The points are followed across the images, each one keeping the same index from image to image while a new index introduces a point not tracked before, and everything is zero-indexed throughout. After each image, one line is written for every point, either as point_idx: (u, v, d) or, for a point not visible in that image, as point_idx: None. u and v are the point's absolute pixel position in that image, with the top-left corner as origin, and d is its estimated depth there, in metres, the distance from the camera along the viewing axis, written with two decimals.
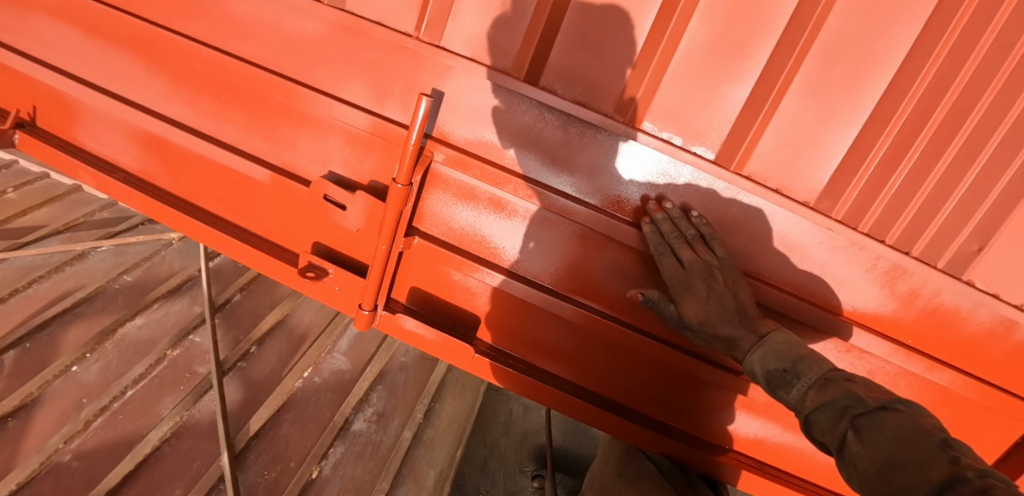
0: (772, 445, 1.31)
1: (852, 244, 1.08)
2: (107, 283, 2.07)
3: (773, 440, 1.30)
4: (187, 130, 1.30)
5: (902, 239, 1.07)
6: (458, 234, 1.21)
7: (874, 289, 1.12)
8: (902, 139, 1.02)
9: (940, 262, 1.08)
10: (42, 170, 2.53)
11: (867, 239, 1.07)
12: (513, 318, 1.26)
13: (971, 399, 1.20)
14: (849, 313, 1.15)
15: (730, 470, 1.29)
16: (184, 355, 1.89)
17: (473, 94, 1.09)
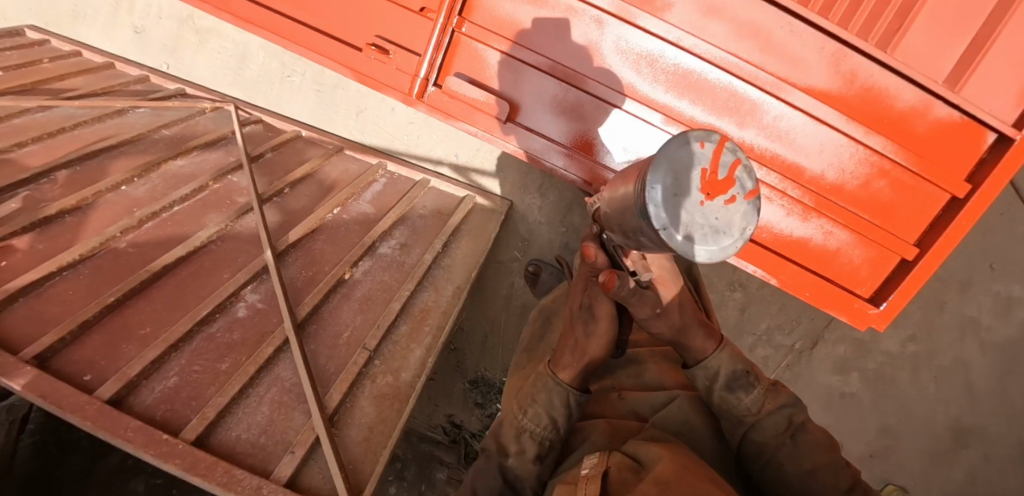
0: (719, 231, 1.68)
1: (804, 28, 1.42)
2: (148, 132, 2.24)
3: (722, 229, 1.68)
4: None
5: (842, 17, 1.43)
6: (496, 20, 1.51)
7: (821, 68, 1.46)
8: None
9: (873, 38, 1.43)
10: (75, 49, 2.66)
11: (815, 19, 1.39)
12: (536, 98, 1.56)
13: (907, 170, 1.53)
14: (807, 90, 1.48)
15: None
16: (224, 188, 2.08)
17: None
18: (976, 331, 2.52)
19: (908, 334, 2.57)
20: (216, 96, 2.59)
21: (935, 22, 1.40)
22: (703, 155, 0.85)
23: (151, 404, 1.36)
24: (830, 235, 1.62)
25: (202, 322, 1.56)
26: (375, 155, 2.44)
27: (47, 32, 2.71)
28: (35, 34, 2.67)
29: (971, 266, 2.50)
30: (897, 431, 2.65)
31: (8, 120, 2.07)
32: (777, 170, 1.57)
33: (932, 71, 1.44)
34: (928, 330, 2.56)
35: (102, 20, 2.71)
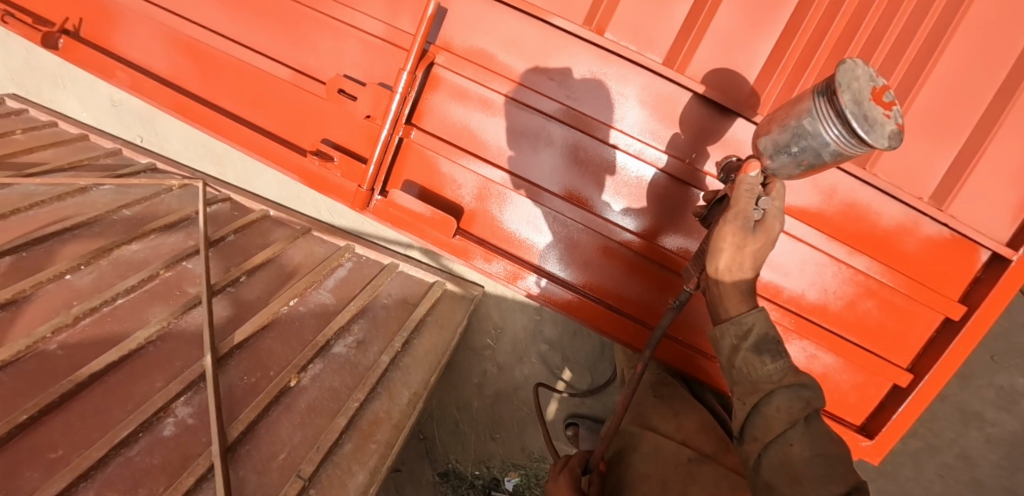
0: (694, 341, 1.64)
1: None
2: (107, 213, 2.15)
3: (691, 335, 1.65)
4: (215, 37, 1.51)
5: None
6: (450, 129, 1.67)
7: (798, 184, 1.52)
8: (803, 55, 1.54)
9: None
10: (51, 119, 2.61)
11: None
12: (489, 206, 1.72)
13: (896, 291, 1.53)
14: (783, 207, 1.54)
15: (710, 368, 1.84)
16: (176, 276, 1.98)
17: (473, 11, 1.59)
18: (980, 427, 2.33)
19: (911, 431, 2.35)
20: (186, 173, 2.48)
21: (920, 133, 1.56)
22: (860, 72, 1.14)
23: None
24: (814, 359, 1.61)
25: (122, 444, 1.43)
26: (343, 237, 2.36)
27: (25, 100, 2.66)
28: (14, 103, 2.63)
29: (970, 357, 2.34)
30: None
31: None
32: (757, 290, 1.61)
33: (916, 187, 1.58)
34: (930, 426, 2.36)
35: (78, 88, 2.60)
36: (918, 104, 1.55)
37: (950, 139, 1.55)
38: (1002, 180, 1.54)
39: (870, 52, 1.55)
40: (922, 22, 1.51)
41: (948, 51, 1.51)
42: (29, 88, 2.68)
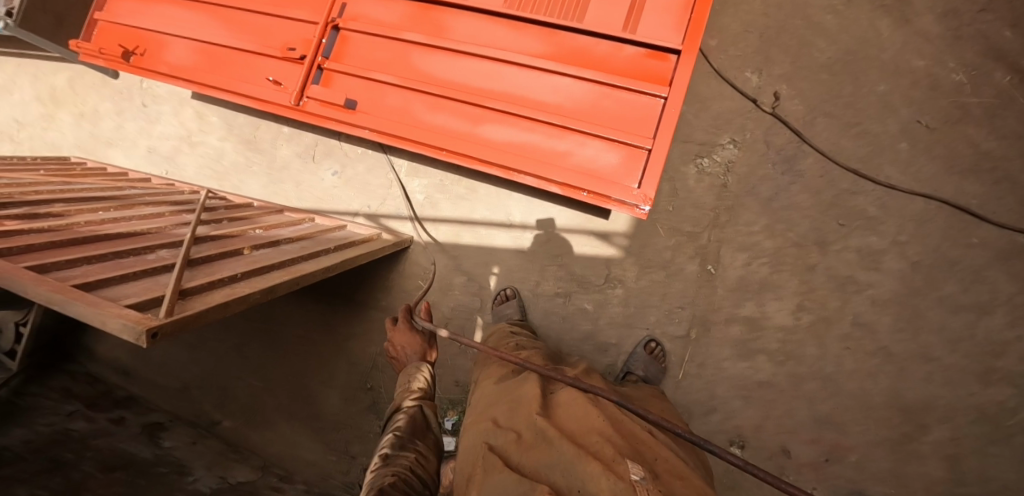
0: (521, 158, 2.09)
1: (524, 22, 2.18)
2: (137, 195, 3.01)
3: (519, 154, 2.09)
4: (215, 39, 2.53)
5: (545, 8, 2.17)
6: (348, 58, 2.38)
7: (542, 41, 2.16)
8: None
9: (566, 16, 2.14)
10: (101, 166, 3.42)
11: (523, 14, 2.16)
12: (371, 96, 2.30)
13: (624, 87, 2.05)
14: (535, 55, 2.16)
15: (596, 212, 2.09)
16: (177, 216, 2.76)
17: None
18: (857, 286, 2.71)
19: (796, 304, 2.73)
20: (194, 188, 3.30)
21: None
22: None
23: (64, 275, 1.85)
24: (585, 147, 2.06)
25: (119, 253, 2.10)
26: (304, 212, 3.14)
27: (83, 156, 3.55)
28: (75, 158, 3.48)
29: (820, 225, 2.76)
30: (836, 420, 2.66)
31: (39, 185, 2.90)
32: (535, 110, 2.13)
33: (613, 25, 2.10)
34: (811, 295, 2.73)
35: (124, 144, 3.57)
36: None
37: None
38: (668, 5, 2.08)
39: None
40: None
41: None
42: (87, 149, 3.62)
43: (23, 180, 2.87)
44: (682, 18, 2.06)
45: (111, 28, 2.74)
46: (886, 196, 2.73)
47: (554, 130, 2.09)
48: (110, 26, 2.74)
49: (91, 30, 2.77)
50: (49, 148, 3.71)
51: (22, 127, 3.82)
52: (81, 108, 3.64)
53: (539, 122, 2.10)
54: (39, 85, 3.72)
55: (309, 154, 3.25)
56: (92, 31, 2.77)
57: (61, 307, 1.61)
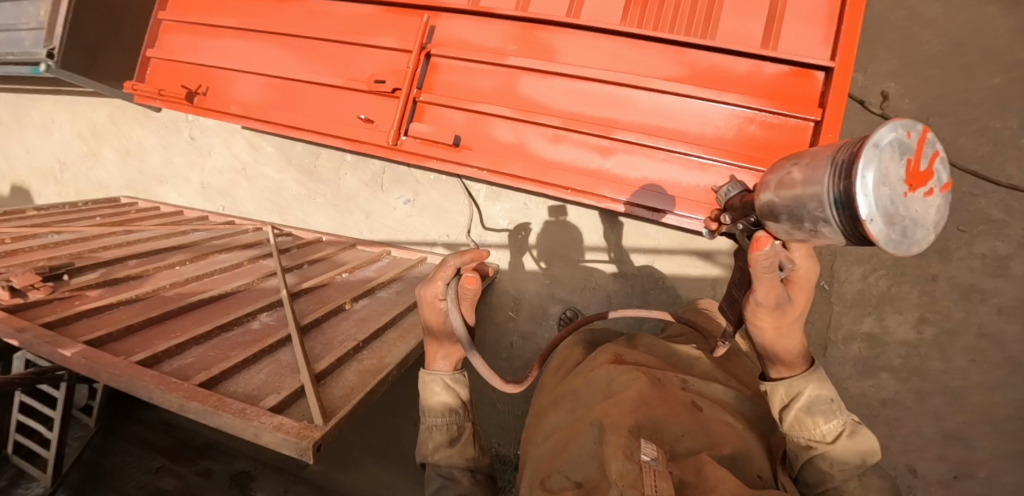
0: (660, 200, 1.94)
1: (648, 43, 1.99)
2: (204, 240, 2.82)
3: (658, 195, 1.94)
4: (289, 74, 2.35)
5: (670, 25, 1.97)
6: (447, 88, 2.16)
7: (672, 63, 1.97)
8: None
9: (695, 34, 1.95)
10: (154, 205, 3.35)
11: (652, 34, 1.96)
12: (479, 131, 2.11)
13: (772, 112, 1.87)
14: (665, 78, 1.96)
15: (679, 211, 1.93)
16: (256, 265, 2.57)
17: (450, 20, 2.20)
18: (982, 296, 2.55)
19: (917, 317, 2.59)
20: (257, 223, 3.18)
21: (739, 11, 1.93)
22: None
23: (171, 372, 1.62)
24: (730, 178, 1.90)
25: (223, 329, 1.89)
26: (380, 245, 2.97)
27: (135, 196, 3.47)
28: (127, 200, 3.42)
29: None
30: (963, 435, 2.54)
31: (101, 237, 2.74)
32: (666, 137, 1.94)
33: (750, 41, 1.91)
34: (934, 306, 2.59)
35: (175, 180, 3.45)
36: None
37: (759, 4, 1.91)
38: (813, 15, 1.87)
39: None
40: None
41: None
42: (137, 188, 3.54)
43: (85, 234, 2.72)
44: (829, 30, 1.86)
45: (168, 66, 2.60)
46: (1009, 197, 2.54)
47: (693, 162, 1.92)
48: (166, 64, 2.61)
49: (143, 70, 2.64)
50: (96, 187, 3.64)
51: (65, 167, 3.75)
52: (126, 143, 3.53)
53: (677, 153, 1.93)
54: (82, 122, 3.63)
55: (377, 182, 3.05)
56: (144, 70, 2.64)
57: (198, 416, 1.41)
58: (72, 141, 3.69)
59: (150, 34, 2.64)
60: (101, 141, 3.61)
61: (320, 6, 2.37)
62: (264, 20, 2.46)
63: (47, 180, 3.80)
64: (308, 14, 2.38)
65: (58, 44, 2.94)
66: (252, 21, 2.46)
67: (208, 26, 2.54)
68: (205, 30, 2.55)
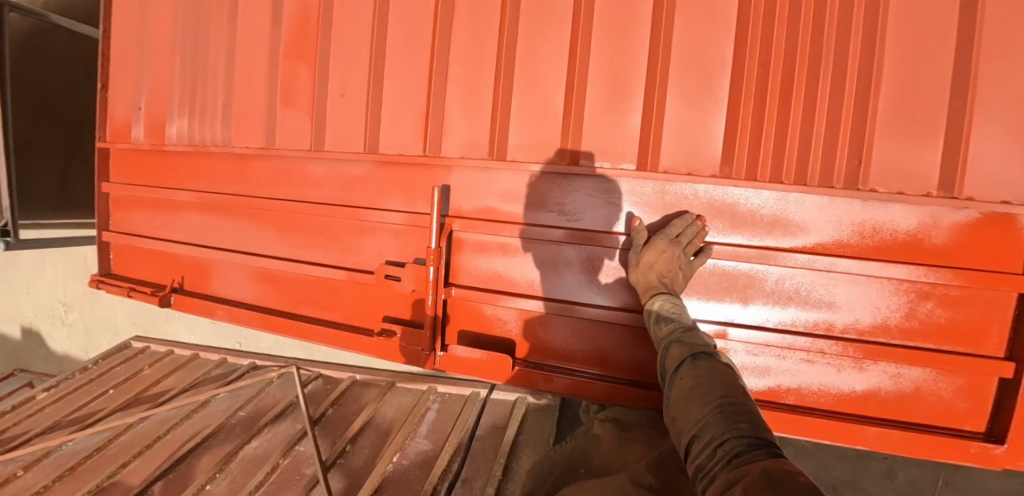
0: (812, 421, 1.41)
1: (766, 196, 1.39)
2: (228, 418, 2.52)
3: (806, 416, 1.42)
4: (277, 259, 1.86)
5: (796, 170, 1.36)
6: (484, 277, 1.62)
7: (807, 223, 1.38)
8: (733, 109, 1.39)
9: (838, 182, 1.34)
10: (168, 348, 3.24)
11: (775, 188, 1.36)
12: (539, 333, 1.59)
13: (961, 287, 1.32)
14: (799, 248, 1.39)
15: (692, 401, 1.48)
16: (294, 461, 2.23)
17: (468, 179, 1.59)
18: None
19: None
20: (280, 362, 2.93)
21: (899, 138, 1.30)
22: None
23: None
24: (898, 376, 1.40)
25: None
26: (424, 381, 2.59)
27: (147, 338, 3.39)
28: (138, 342, 3.36)
29: None
30: None
31: (118, 437, 2.51)
32: (806, 328, 1.42)
33: (920, 184, 1.30)
34: None
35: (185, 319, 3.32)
36: (885, 105, 1.31)
37: (929, 126, 1.29)
38: (1017, 135, 1.25)
39: (815, 79, 1.34)
40: (850, 25, 1.31)
41: (889, 47, 1.30)
42: (148, 326, 3.47)
43: (101, 437, 2.53)
44: None
45: (130, 249, 2.15)
46: None
47: (847, 360, 1.41)
48: (128, 246, 2.16)
49: (106, 255, 2.21)
50: (107, 329, 3.64)
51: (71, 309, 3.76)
52: None
53: (825, 352, 1.40)
54: (75, 263, 3.65)
55: None
56: (106, 255, 2.20)
57: None
58: (71, 281, 3.72)
59: (103, 214, 2.19)
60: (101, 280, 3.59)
61: (295, 165, 1.81)
62: (232, 185, 1.93)
63: (71, 309, 3.74)
64: (284, 176, 1.84)
65: (11, 217, 2.64)
66: (214, 192, 1.94)
67: (164, 198, 2.03)
68: (162, 203, 2.05)
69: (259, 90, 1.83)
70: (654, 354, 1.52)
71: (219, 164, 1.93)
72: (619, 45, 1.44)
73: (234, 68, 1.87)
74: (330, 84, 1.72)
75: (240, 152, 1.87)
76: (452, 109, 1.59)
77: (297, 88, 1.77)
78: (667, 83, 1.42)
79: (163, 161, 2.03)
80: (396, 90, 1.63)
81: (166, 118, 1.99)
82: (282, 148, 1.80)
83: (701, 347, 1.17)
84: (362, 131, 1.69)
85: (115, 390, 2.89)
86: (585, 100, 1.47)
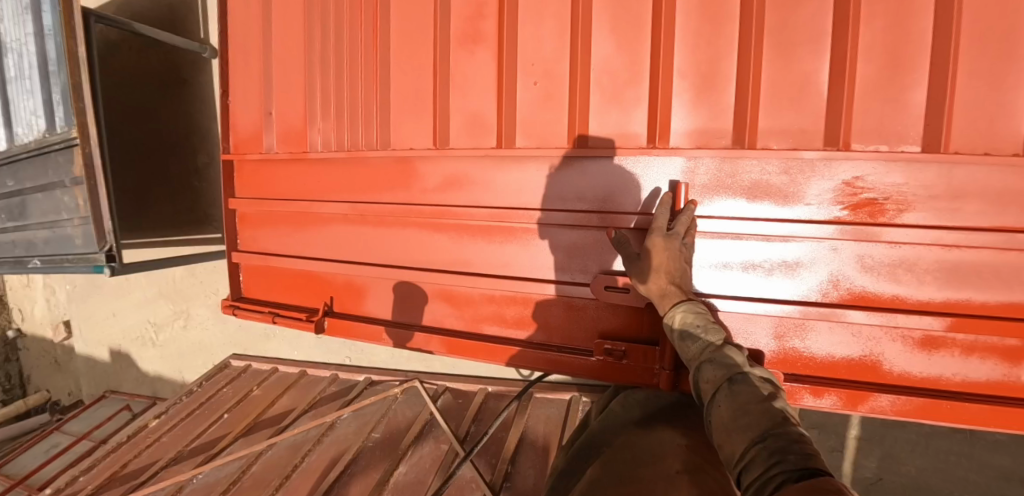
0: None
1: None
2: (364, 441, 2.37)
3: None
4: (455, 274, 1.72)
5: None
6: (729, 286, 1.58)
7: None
8: None
9: None
10: (272, 366, 3.14)
11: None
12: (795, 340, 1.56)
13: None
14: None
15: (971, 409, 1.43)
16: (454, 486, 2.06)
17: (724, 165, 1.50)
18: None
19: None
20: (399, 377, 2.79)
21: None
22: None
23: None
24: None
25: None
26: (566, 390, 2.39)
27: (245, 356, 3.30)
28: (237, 361, 3.28)
29: None
30: None
31: (249, 469, 2.37)
32: None
33: None
34: None
35: (286, 334, 3.18)
36: None
37: None
38: None
39: None
40: None
41: None
42: (244, 344, 3.35)
43: (232, 467, 2.39)
44: None
45: (264, 269, 1.97)
46: None
47: None
48: (262, 266, 1.98)
49: (236, 278, 2.04)
50: (198, 348, 3.54)
51: (160, 328, 3.74)
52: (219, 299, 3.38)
53: None
54: (162, 280, 3.60)
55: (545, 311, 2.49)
56: (235, 278, 2.02)
57: None
58: (160, 300, 3.67)
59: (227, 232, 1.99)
60: (190, 299, 3.53)
61: (475, 172, 1.65)
62: (396, 191, 1.74)
63: (162, 329, 3.70)
64: (459, 184, 1.67)
65: (113, 241, 2.55)
66: (368, 204, 1.77)
67: (308, 211, 1.85)
68: (304, 217, 1.87)
69: (429, 83, 1.68)
70: (928, 355, 1.48)
71: (381, 165, 1.75)
72: (903, 17, 1.37)
73: (393, 60, 1.71)
74: (521, 70, 1.59)
75: (407, 153, 1.70)
76: (696, 95, 1.49)
77: (476, 79, 1.63)
78: (963, 51, 1.35)
79: (309, 168, 1.85)
80: (628, 75, 1.52)
81: (308, 121, 1.83)
82: (478, 144, 1.64)
83: (734, 370, 1.26)
84: (577, 125, 1.55)
85: (229, 415, 2.79)
86: (861, 72, 1.41)
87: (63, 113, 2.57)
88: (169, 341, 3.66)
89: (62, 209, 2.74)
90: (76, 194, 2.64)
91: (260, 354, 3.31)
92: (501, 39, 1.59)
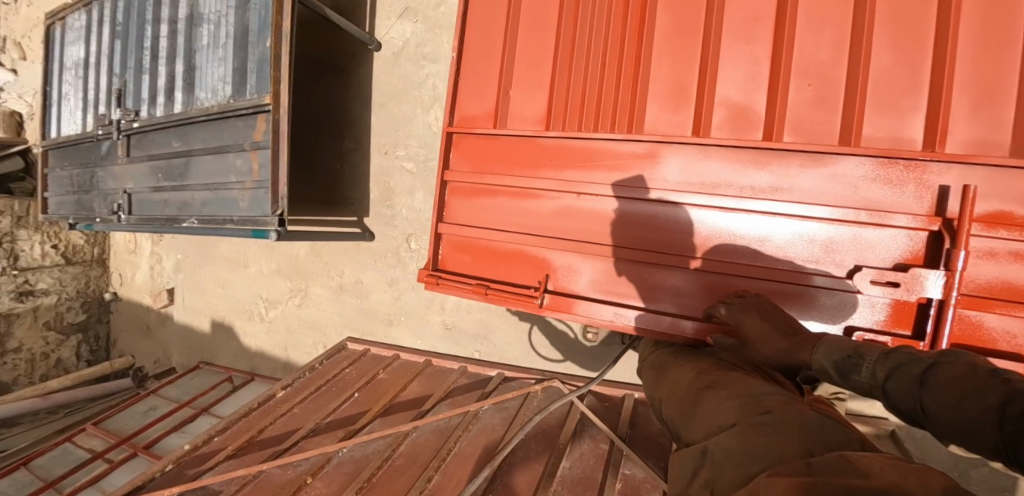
0: None
1: None
2: (517, 433, 2.32)
3: None
4: (693, 260, 1.84)
5: None
6: (993, 290, 1.65)
7: None
8: None
9: None
10: (394, 353, 3.11)
11: None
12: None
13: None
14: None
15: None
16: (628, 486, 2.01)
17: (993, 176, 1.61)
18: None
19: None
20: (536, 376, 2.75)
21: None
22: None
23: None
24: None
25: None
26: None
27: (362, 340, 3.29)
28: (354, 344, 3.26)
29: None
30: None
31: (398, 448, 2.33)
32: None
33: None
34: None
35: (411, 322, 3.21)
36: None
37: None
38: None
39: None
40: None
41: None
42: (363, 329, 3.35)
43: (379, 444, 2.35)
44: None
45: (470, 243, 2.06)
46: None
47: None
48: (468, 241, 2.06)
49: (435, 251, 2.11)
50: (310, 328, 3.56)
51: (270, 305, 3.77)
52: (342, 280, 3.41)
53: None
54: (282, 257, 3.67)
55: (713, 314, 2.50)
56: (436, 250, 2.11)
57: None
58: (276, 276, 3.72)
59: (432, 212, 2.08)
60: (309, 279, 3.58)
61: (726, 164, 1.78)
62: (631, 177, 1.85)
63: (273, 306, 3.73)
64: (708, 176, 1.79)
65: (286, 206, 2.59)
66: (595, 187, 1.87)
67: (526, 189, 1.95)
68: (522, 194, 1.97)
69: (694, 76, 1.79)
70: None
71: (617, 152, 1.85)
72: None
73: (656, 49, 1.82)
74: (796, 71, 1.72)
75: (668, 137, 1.79)
76: (961, 109, 1.62)
77: (745, 77, 1.75)
78: None
79: (534, 149, 1.94)
80: (894, 85, 1.66)
81: (559, 103, 1.92)
82: (734, 138, 1.76)
83: (904, 361, 1.33)
84: (837, 129, 1.69)
85: (360, 394, 2.76)
86: None
87: (257, 80, 2.69)
88: (279, 318, 3.69)
89: (232, 173, 2.82)
90: (252, 159, 2.73)
91: (378, 340, 3.30)
92: (776, 42, 1.74)
